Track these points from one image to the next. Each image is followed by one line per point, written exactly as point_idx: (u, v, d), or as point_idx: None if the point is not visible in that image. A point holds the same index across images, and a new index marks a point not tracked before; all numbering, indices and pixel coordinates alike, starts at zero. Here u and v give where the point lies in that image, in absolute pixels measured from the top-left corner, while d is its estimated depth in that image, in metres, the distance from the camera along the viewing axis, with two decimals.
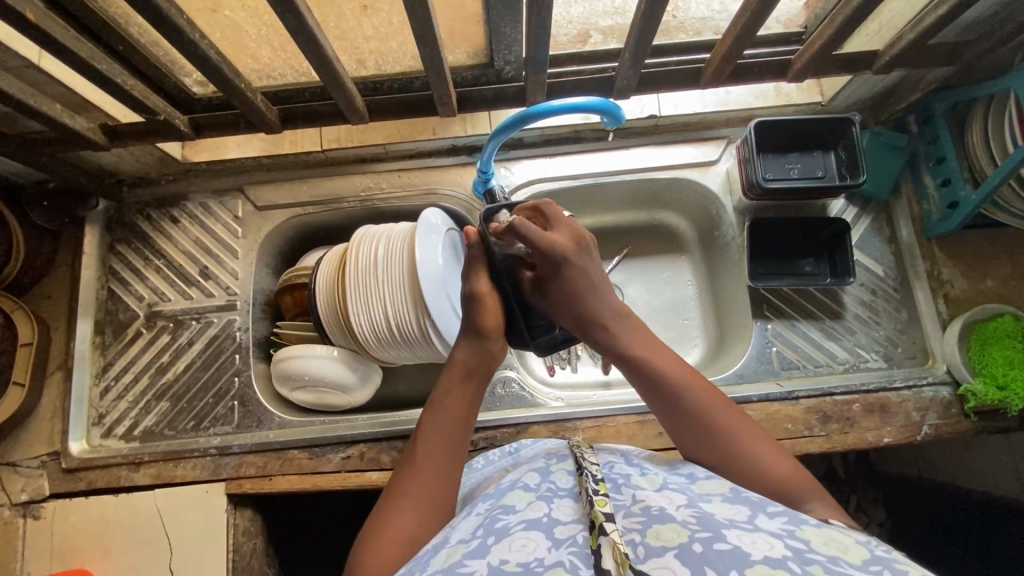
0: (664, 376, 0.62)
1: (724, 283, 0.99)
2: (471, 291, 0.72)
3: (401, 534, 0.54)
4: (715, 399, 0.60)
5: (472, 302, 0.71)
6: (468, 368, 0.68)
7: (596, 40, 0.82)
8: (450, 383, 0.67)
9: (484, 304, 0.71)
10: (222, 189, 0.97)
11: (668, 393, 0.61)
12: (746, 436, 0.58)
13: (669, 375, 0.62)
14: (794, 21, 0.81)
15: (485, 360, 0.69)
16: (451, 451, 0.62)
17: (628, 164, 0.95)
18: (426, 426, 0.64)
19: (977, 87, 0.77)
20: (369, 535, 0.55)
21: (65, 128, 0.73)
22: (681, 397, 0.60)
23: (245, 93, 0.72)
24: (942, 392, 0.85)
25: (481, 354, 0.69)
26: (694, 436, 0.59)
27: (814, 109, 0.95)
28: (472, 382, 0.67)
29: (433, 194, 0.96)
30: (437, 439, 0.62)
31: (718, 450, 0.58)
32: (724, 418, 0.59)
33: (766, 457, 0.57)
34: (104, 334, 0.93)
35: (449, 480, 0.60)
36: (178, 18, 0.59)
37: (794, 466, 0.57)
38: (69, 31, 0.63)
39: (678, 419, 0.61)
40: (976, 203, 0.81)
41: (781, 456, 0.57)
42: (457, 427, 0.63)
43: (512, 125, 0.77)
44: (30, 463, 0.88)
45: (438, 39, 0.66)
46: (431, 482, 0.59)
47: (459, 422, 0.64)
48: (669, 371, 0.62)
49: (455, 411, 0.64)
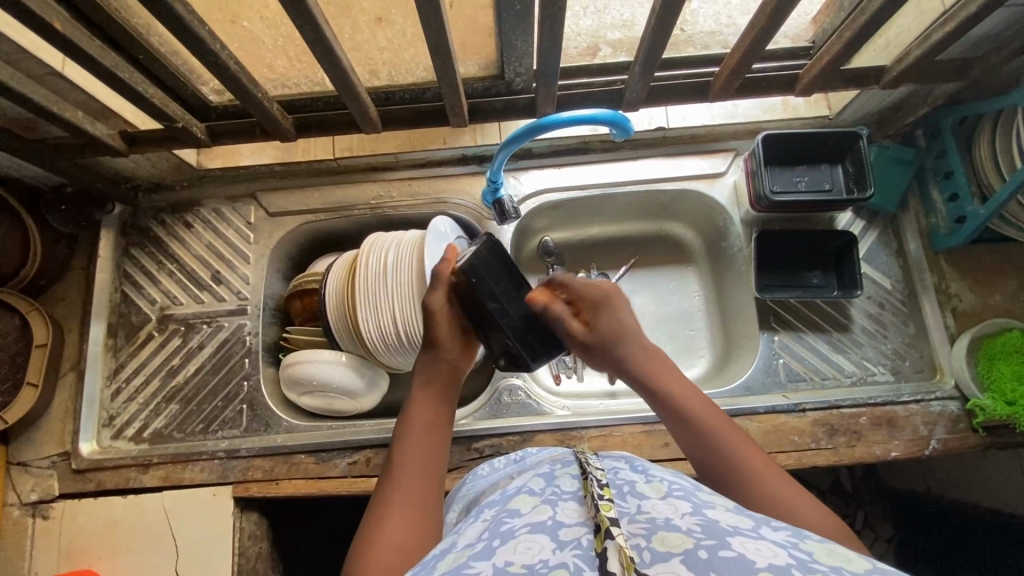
0: (688, 410, 0.64)
1: (732, 294, 0.99)
2: (425, 307, 0.72)
3: (394, 546, 0.54)
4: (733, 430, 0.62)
5: (426, 316, 0.72)
6: (432, 378, 0.69)
7: (605, 53, 0.83)
8: (426, 390, 0.69)
9: (435, 320, 0.71)
10: (235, 196, 0.98)
11: (688, 422, 0.63)
12: (758, 464, 0.59)
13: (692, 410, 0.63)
14: (801, 37, 0.82)
15: (450, 364, 0.70)
16: (432, 453, 0.63)
17: (636, 175, 0.96)
18: (405, 431, 0.65)
19: (984, 103, 0.78)
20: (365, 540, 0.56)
21: (86, 135, 0.74)
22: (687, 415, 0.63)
23: (263, 103, 0.73)
24: (950, 406, 0.85)
25: (444, 359, 0.70)
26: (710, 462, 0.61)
27: (822, 123, 0.95)
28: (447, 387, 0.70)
29: (443, 203, 0.97)
30: (417, 442, 0.64)
31: (731, 475, 0.59)
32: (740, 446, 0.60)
33: (780, 488, 0.56)
34: (116, 337, 0.94)
35: (430, 489, 0.61)
36: (201, 29, 0.60)
37: (813, 505, 0.55)
38: (94, 41, 0.65)
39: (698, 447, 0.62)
40: (983, 219, 0.81)
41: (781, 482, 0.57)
42: (430, 437, 0.65)
43: (522, 136, 0.77)
44: (40, 463, 0.88)
45: (451, 51, 0.67)
46: (415, 490, 0.60)
47: (437, 424, 0.66)
48: (695, 408, 0.64)
49: (433, 416, 0.67)
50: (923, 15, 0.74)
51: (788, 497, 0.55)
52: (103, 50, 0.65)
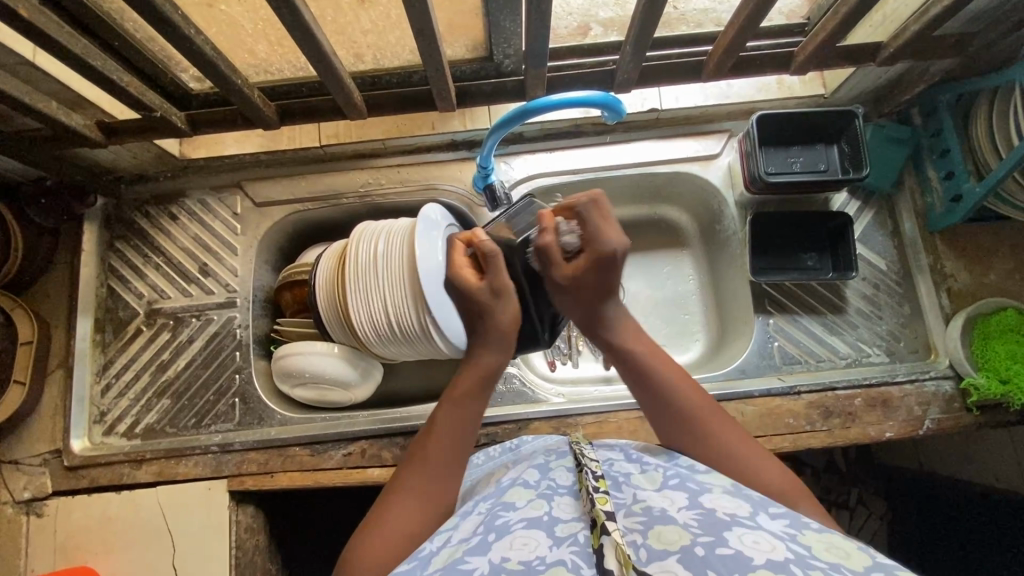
0: (639, 359, 0.66)
1: (726, 278, 0.99)
2: (494, 289, 0.74)
3: (403, 533, 0.57)
4: (688, 385, 0.64)
5: (501, 297, 0.74)
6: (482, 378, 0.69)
7: (597, 33, 0.81)
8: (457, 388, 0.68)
9: (507, 305, 0.74)
10: (220, 186, 0.96)
11: (652, 386, 0.64)
12: (707, 414, 0.61)
13: (644, 360, 0.66)
14: (796, 13, 0.79)
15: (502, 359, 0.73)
16: (457, 458, 0.64)
17: (628, 158, 0.95)
18: (432, 426, 0.65)
19: (983, 79, 0.76)
20: (367, 530, 0.58)
21: (61, 126, 0.72)
22: (663, 391, 0.63)
23: (242, 89, 0.71)
24: (944, 386, 0.85)
25: (503, 364, 0.73)
26: (667, 419, 0.62)
27: (817, 102, 0.94)
28: (484, 393, 0.69)
29: (433, 189, 0.95)
30: (441, 443, 0.64)
31: (693, 438, 0.60)
32: (694, 396, 0.62)
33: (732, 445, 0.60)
34: (104, 332, 0.93)
35: (451, 476, 0.63)
36: (173, 13, 0.58)
37: (767, 458, 0.59)
38: (63, 27, 0.62)
39: (655, 402, 0.64)
40: (979, 197, 0.80)
41: (762, 457, 0.59)
42: (467, 429, 0.65)
43: (511, 119, 0.75)
44: (33, 461, 0.88)
45: (436, 33, 0.65)
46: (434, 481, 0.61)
47: (468, 425, 0.66)
48: (672, 387, 0.63)
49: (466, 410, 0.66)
50: None
51: (760, 463, 0.59)
52: (73, 36, 0.63)
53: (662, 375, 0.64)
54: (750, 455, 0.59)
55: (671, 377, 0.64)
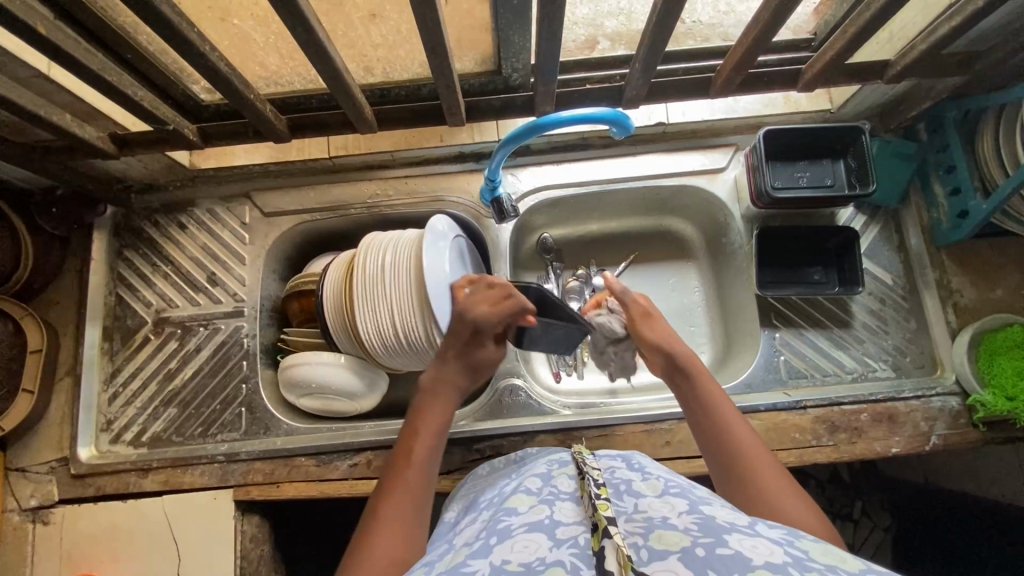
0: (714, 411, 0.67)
1: (733, 291, 0.99)
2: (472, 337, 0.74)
3: (390, 549, 0.56)
4: (752, 440, 0.64)
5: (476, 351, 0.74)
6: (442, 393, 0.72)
7: (604, 46, 0.82)
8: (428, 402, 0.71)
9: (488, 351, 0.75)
10: (229, 195, 0.97)
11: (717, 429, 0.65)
12: (761, 461, 0.61)
13: (719, 410, 0.67)
14: (804, 28, 0.81)
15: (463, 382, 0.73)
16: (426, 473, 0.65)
17: (636, 171, 0.95)
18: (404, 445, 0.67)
19: (987, 96, 0.77)
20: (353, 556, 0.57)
21: (74, 138, 0.73)
22: (730, 440, 0.64)
23: (255, 103, 0.71)
24: (951, 402, 0.85)
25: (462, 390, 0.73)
26: (723, 458, 0.63)
27: (823, 116, 0.94)
28: (445, 403, 0.71)
29: (440, 201, 0.96)
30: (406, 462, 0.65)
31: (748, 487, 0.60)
32: (750, 441, 0.63)
33: (783, 493, 0.58)
34: (111, 340, 0.93)
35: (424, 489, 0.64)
36: (189, 29, 0.59)
37: (811, 512, 0.57)
38: (79, 42, 0.63)
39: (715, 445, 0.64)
40: (986, 214, 0.80)
41: (809, 516, 0.56)
42: (432, 445, 0.67)
43: (521, 135, 0.76)
44: (39, 469, 0.88)
45: (448, 49, 0.66)
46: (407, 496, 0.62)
47: (434, 438, 0.68)
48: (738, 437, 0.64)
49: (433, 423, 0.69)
50: (931, 6, 0.72)
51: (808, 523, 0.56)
52: (89, 51, 0.64)
53: (728, 424, 0.65)
54: (799, 514, 0.56)
55: (734, 426, 0.65)
